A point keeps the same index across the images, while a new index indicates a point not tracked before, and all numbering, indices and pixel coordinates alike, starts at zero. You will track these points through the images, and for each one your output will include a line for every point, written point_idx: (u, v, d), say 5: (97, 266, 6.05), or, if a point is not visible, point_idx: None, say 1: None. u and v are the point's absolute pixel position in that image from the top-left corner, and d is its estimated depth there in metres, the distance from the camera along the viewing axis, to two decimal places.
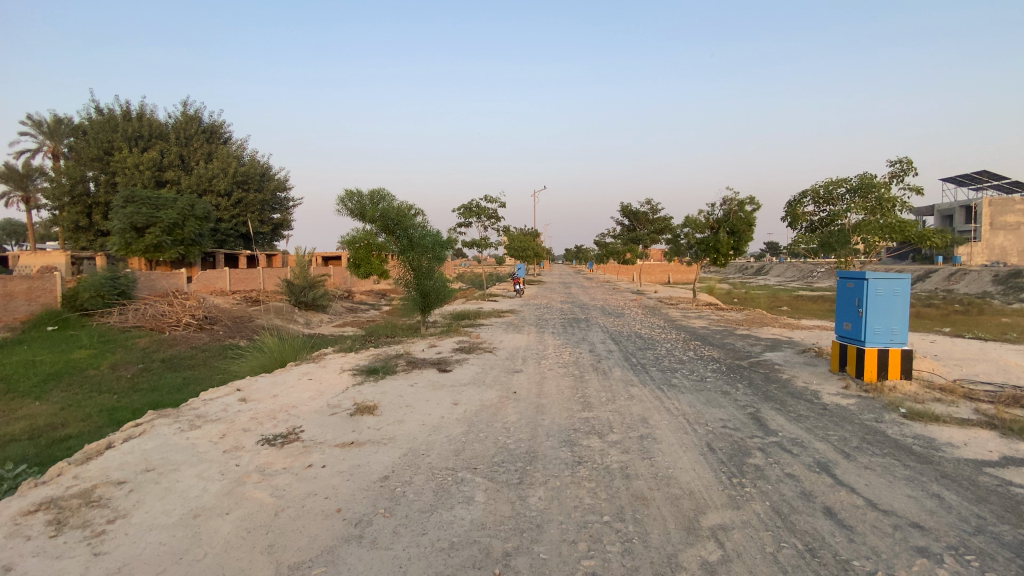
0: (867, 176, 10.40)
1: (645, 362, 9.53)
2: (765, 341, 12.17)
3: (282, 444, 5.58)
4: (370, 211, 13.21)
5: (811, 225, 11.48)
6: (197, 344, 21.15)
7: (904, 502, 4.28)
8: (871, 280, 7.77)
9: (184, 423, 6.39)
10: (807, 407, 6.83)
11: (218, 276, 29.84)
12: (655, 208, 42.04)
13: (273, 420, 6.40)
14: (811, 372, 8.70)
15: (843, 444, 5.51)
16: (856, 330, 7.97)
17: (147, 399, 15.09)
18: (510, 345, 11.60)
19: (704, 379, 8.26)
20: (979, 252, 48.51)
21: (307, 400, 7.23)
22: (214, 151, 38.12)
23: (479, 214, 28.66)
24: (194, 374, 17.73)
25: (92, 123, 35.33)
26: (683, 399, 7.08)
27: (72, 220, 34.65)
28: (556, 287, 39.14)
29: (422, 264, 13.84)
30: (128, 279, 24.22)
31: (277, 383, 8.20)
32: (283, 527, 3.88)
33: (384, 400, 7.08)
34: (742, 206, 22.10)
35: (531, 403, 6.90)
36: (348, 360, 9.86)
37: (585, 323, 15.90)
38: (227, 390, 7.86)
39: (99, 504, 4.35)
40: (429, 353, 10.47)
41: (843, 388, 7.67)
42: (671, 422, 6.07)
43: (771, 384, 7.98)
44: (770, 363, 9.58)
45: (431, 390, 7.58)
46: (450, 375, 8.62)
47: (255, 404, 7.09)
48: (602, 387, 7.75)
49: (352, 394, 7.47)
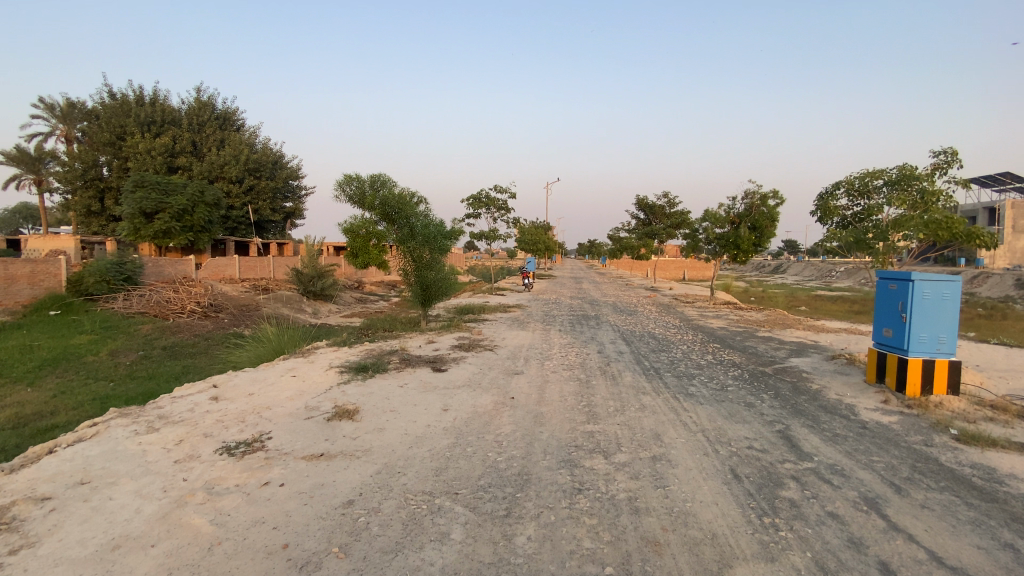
0: (908, 167, 9.44)
1: (659, 367, 8.73)
2: (789, 345, 11.27)
3: (242, 455, 4.90)
4: (370, 198, 12.64)
5: (844, 221, 10.58)
6: (201, 332, 20.70)
7: (978, 558, 3.45)
8: (918, 281, 6.89)
9: (142, 426, 5.75)
10: (843, 425, 6.00)
11: (227, 264, 29.46)
12: (671, 202, 40.81)
13: (240, 424, 5.72)
14: (844, 383, 7.83)
15: (890, 474, 4.70)
16: (897, 338, 7.09)
17: (144, 387, 14.60)
18: (513, 343, 10.87)
19: (725, 387, 7.44)
20: (1002, 255, 46.77)
21: (285, 400, 6.57)
22: (226, 138, 37.70)
23: (489, 205, 27.85)
24: (194, 363, 17.22)
25: (105, 107, 35.09)
26: (703, 412, 6.30)
27: (84, 205, 34.52)
28: (568, 282, 38.36)
29: (423, 255, 13.03)
30: (134, 265, 23.89)
31: (256, 380, 7.54)
32: (212, 567, 3.18)
33: (367, 404, 6.36)
34: (765, 201, 21.05)
35: (529, 412, 6.14)
36: (338, 356, 9.18)
37: (595, 320, 15.13)
38: (202, 387, 7.24)
39: (9, 528, 3.69)
40: (425, 350, 9.75)
41: (882, 403, 6.80)
42: (690, 441, 5.31)
43: (799, 396, 7.13)
44: (797, 370, 8.73)
45: (421, 394, 6.85)
46: (443, 375, 7.89)
47: (226, 404, 6.43)
48: (611, 395, 6.97)
49: (333, 395, 6.77)
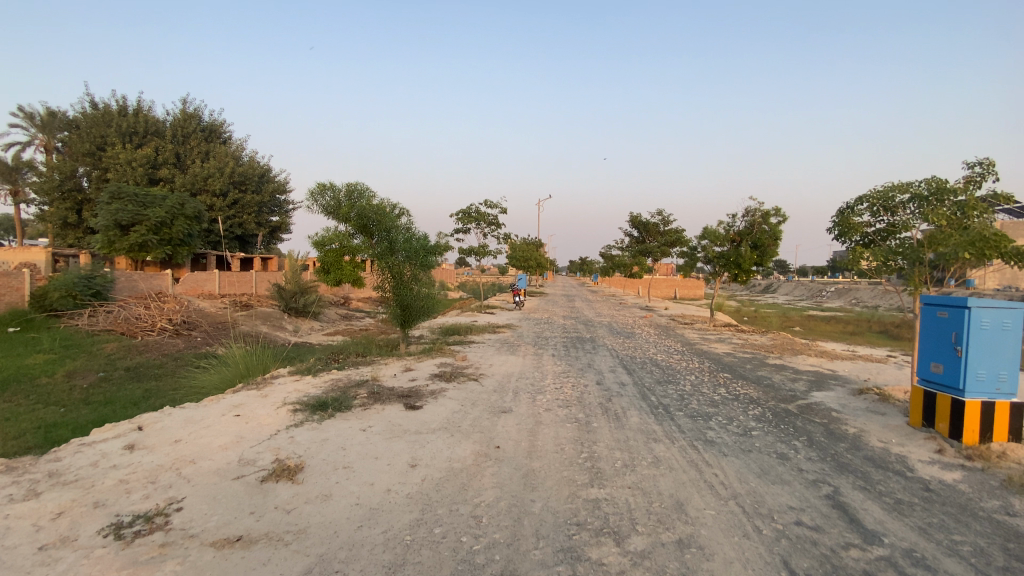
0: (939, 178, 8.41)
1: (667, 403, 7.57)
2: (806, 376, 10.15)
3: (132, 538, 3.69)
4: (345, 208, 11.44)
5: (865, 239, 9.52)
6: (170, 351, 19.29)
7: None
8: (974, 309, 5.79)
9: (23, 487, 4.50)
10: (903, 486, 4.88)
11: (206, 279, 28.10)
12: (665, 220, 39.54)
13: (147, 489, 4.50)
14: (883, 425, 6.70)
15: (991, 565, 3.56)
16: (949, 376, 5.97)
17: (98, 413, 13.16)
18: (501, 371, 9.68)
19: (749, 432, 6.30)
20: (993, 276, 46.27)
21: (216, 450, 5.36)
22: (211, 150, 36.48)
23: (479, 220, 26.80)
24: (157, 386, 15.79)
25: (86, 117, 33.77)
26: (731, 468, 5.13)
27: (61, 217, 33.08)
28: (561, 300, 37.22)
29: (404, 271, 11.94)
30: (105, 279, 22.43)
31: (191, 421, 6.31)
32: None
33: (316, 457, 5.15)
34: (766, 218, 20.15)
35: (516, 468, 4.96)
36: (298, 389, 7.89)
37: (591, 344, 13.95)
38: (124, 431, 6.06)
39: None
40: (400, 381, 8.51)
41: (937, 454, 5.68)
42: (723, 514, 4.15)
43: (839, 444, 5.99)
44: (825, 408, 7.59)
45: (385, 441, 5.64)
46: (415, 414, 6.68)
47: (141, 456, 5.24)
48: (616, 443, 5.79)
49: (277, 444, 5.55)
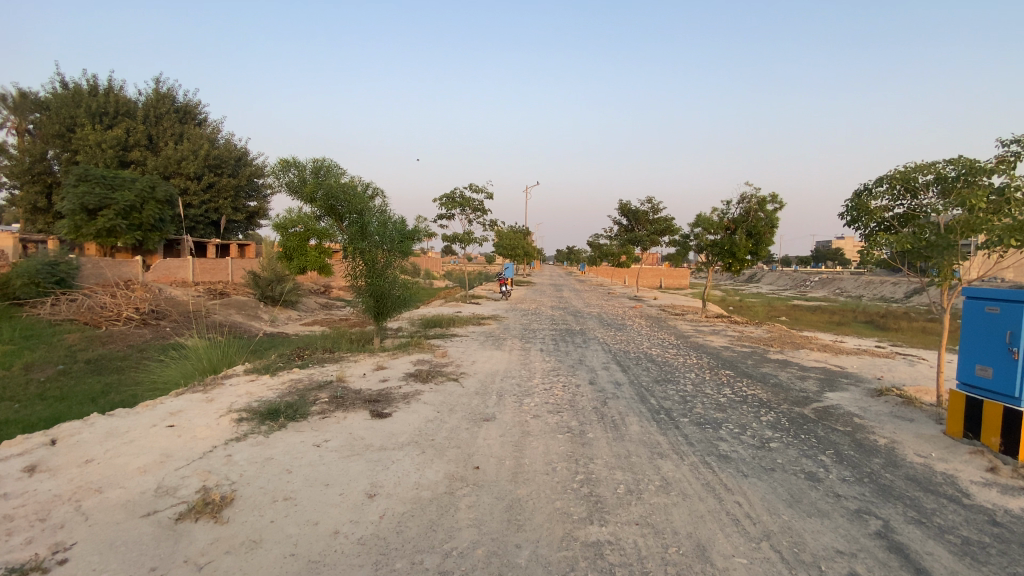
0: (970, 158, 7.58)
1: (669, 408, 6.71)
2: (814, 374, 9.38)
3: None
4: (310, 186, 10.41)
5: (883, 225, 8.72)
6: (136, 342, 18.05)
7: None
8: None
9: None
10: (964, 517, 4.06)
11: (179, 266, 26.73)
12: (656, 207, 38.30)
13: (26, 532, 3.53)
14: (915, 435, 5.90)
15: None
16: (1001, 382, 5.16)
17: (52, 409, 11.96)
18: (483, 369, 8.75)
19: (767, 444, 5.46)
20: None
21: (132, 475, 4.39)
22: (185, 132, 34.71)
23: (464, 205, 25.68)
24: (119, 380, 14.57)
25: (53, 96, 31.77)
26: (755, 494, 4.27)
27: (30, 201, 31.37)
28: (549, 290, 36.42)
29: (377, 258, 10.88)
30: (70, 266, 21.09)
31: (114, 434, 5.31)
32: None
33: (252, 484, 4.20)
34: (763, 205, 19.31)
35: (497, 499, 4.04)
36: (250, 392, 6.90)
37: (582, 337, 13.10)
38: (32, 445, 5.07)
39: None
40: (369, 382, 7.54)
41: (989, 472, 4.88)
42: (758, 564, 3.28)
43: (874, 460, 5.17)
44: (844, 412, 6.79)
45: (342, 461, 4.70)
46: (381, 425, 5.73)
47: (39, 481, 4.27)
48: (616, 460, 4.90)
49: (211, 465, 4.59)
